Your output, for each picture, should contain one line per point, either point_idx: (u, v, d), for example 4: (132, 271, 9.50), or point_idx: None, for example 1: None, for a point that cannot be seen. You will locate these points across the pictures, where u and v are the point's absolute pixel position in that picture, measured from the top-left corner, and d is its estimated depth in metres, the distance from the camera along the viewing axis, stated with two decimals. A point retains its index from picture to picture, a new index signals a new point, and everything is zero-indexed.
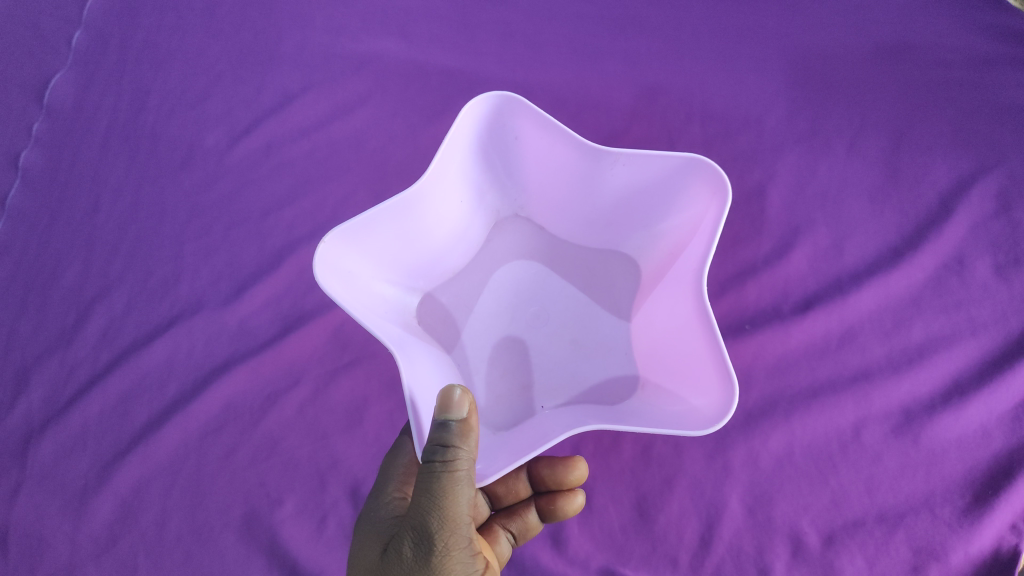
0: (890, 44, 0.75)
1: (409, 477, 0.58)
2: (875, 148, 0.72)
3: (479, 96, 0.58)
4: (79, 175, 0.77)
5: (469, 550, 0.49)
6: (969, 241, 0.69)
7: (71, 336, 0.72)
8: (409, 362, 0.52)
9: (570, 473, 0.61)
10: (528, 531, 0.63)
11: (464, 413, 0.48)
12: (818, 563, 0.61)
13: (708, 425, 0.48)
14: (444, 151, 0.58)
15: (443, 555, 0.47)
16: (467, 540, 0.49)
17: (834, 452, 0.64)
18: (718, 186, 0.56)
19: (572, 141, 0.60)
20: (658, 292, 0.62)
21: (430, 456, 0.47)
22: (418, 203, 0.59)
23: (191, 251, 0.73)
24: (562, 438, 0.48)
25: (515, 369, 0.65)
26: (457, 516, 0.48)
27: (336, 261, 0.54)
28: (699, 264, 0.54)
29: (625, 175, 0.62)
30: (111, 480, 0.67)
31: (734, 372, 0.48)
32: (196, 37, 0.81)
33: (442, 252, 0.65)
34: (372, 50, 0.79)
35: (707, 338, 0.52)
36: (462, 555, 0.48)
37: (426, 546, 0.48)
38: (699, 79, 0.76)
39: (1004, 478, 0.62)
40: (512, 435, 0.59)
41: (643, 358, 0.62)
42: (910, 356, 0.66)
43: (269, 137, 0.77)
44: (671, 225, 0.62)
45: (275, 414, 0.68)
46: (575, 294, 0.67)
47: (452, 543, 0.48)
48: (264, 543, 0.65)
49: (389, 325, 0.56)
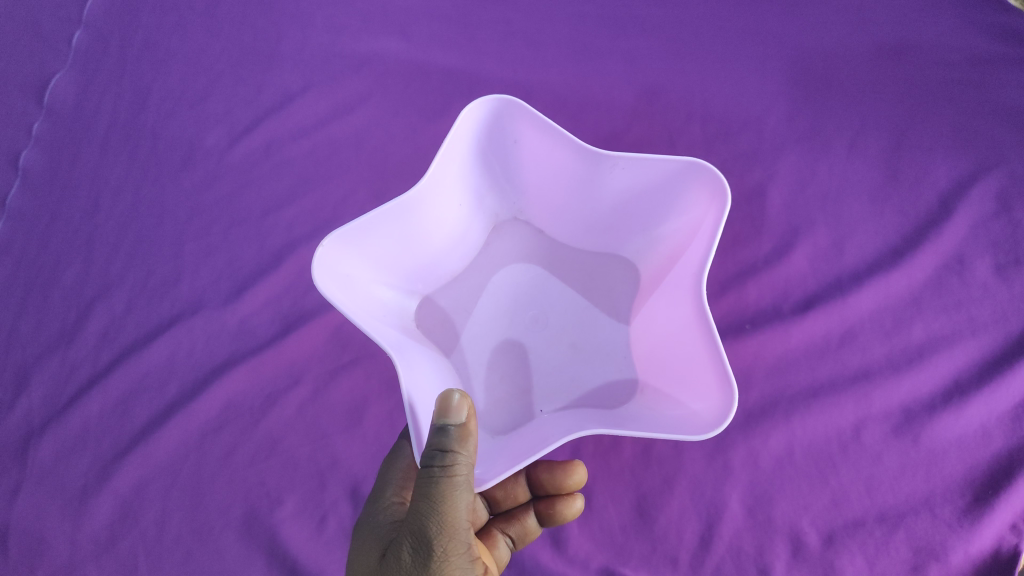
0: (890, 45, 0.75)
1: (408, 482, 0.58)
2: (875, 148, 0.72)
3: (479, 99, 0.58)
4: (79, 175, 0.77)
5: (468, 556, 0.49)
6: (969, 241, 0.69)
7: (71, 336, 0.72)
8: (408, 366, 0.52)
9: (569, 478, 0.61)
10: (527, 535, 0.63)
11: (463, 418, 0.48)
12: (818, 562, 0.61)
13: (707, 430, 0.48)
14: (443, 155, 0.58)
15: (441, 561, 0.47)
16: (466, 545, 0.48)
17: (834, 452, 0.64)
18: (718, 190, 0.56)
19: (571, 145, 0.61)
20: (657, 296, 0.62)
21: (429, 461, 0.47)
22: (417, 207, 0.59)
23: (191, 250, 0.73)
24: (562, 442, 0.48)
25: (514, 373, 0.65)
26: (456, 521, 0.48)
27: (334, 264, 0.54)
28: (698, 268, 0.54)
29: (624, 179, 0.62)
30: (111, 480, 0.67)
31: (733, 376, 0.48)
32: (196, 37, 0.81)
33: (442, 255, 0.66)
34: (372, 50, 0.79)
35: (706, 343, 0.52)
36: (461, 561, 0.48)
37: (425, 551, 0.47)
38: (699, 79, 0.76)
39: (1005, 478, 0.62)
40: (510, 439, 0.59)
41: (642, 362, 0.62)
42: (910, 356, 0.66)
43: (269, 136, 0.77)
44: (671, 229, 0.63)
45: (275, 414, 0.68)
46: (575, 297, 0.67)
47: (451, 548, 0.47)
48: (264, 543, 0.65)
49: (388, 328, 0.56)
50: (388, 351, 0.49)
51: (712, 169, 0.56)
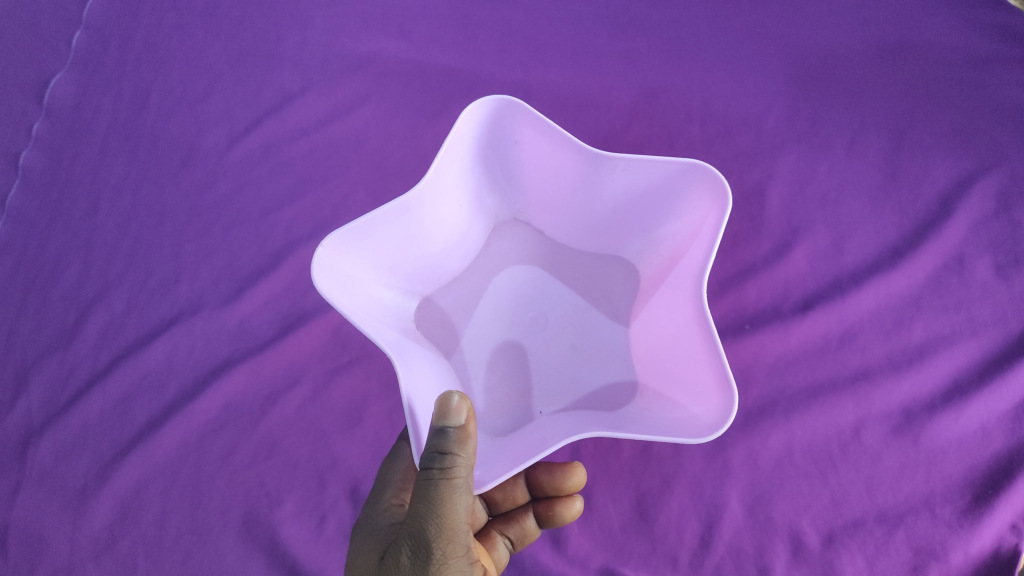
0: (890, 45, 0.75)
1: (407, 483, 0.58)
2: (875, 148, 0.72)
3: (479, 100, 0.58)
4: (79, 175, 0.77)
5: (468, 558, 0.49)
6: (969, 241, 0.69)
7: (71, 336, 0.72)
8: (408, 368, 0.52)
9: (568, 480, 0.61)
10: (526, 537, 0.63)
11: (462, 420, 0.48)
12: (818, 562, 0.61)
13: (707, 433, 0.48)
14: (444, 156, 0.58)
15: (441, 563, 0.47)
16: (465, 548, 0.48)
17: (834, 452, 0.64)
18: (719, 192, 0.56)
19: (571, 146, 0.60)
20: (657, 297, 0.62)
21: (428, 463, 0.47)
22: (417, 208, 0.59)
23: (191, 250, 0.73)
24: (562, 444, 0.48)
25: (513, 374, 0.65)
26: (456, 523, 0.48)
27: (334, 265, 0.54)
28: (698, 271, 0.54)
29: (625, 181, 0.62)
30: (111, 480, 0.67)
31: (733, 380, 0.48)
32: (196, 37, 0.81)
33: (442, 256, 0.66)
34: (372, 50, 0.79)
35: (707, 345, 0.52)
36: (460, 563, 0.48)
37: (424, 553, 0.47)
38: (699, 79, 0.76)
39: (1004, 478, 0.62)
40: (510, 441, 0.59)
41: (642, 363, 0.62)
42: (911, 356, 0.66)
43: (269, 136, 0.77)
44: (671, 230, 0.63)
45: (275, 414, 0.68)
46: (575, 299, 0.68)
47: (451, 551, 0.47)
48: (264, 542, 0.65)
49: (388, 330, 0.56)
50: (389, 353, 0.49)
51: (714, 171, 0.56)
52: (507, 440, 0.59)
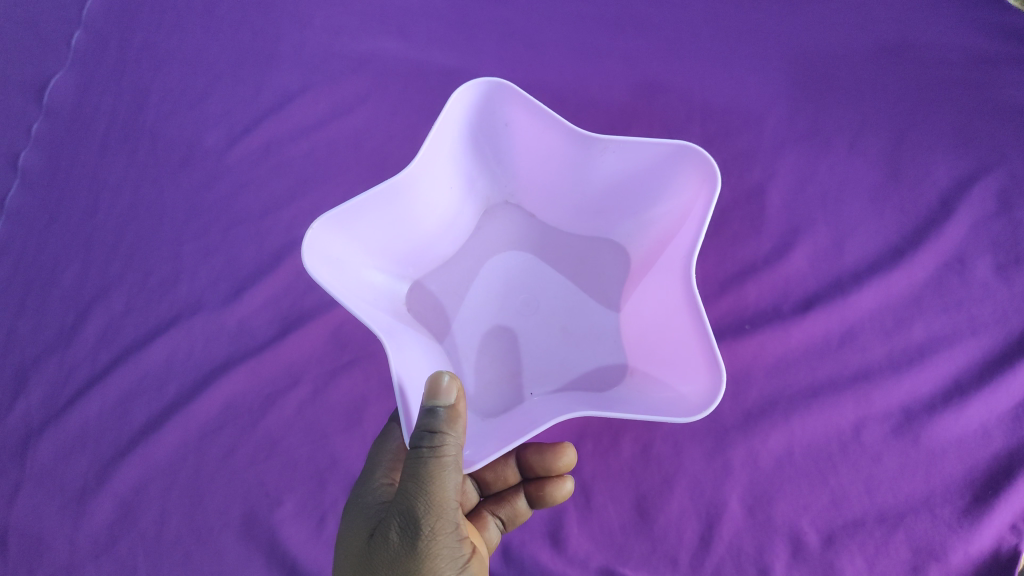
0: (888, 43, 0.75)
1: (397, 464, 0.58)
2: (874, 148, 0.72)
3: (469, 82, 0.58)
4: (80, 173, 0.77)
5: (456, 535, 0.49)
6: (969, 241, 0.69)
7: (71, 336, 0.72)
8: (397, 348, 0.51)
9: (559, 460, 0.61)
10: (517, 517, 0.63)
11: (452, 400, 0.49)
12: (819, 563, 0.61)
13: (694, 412, 0.48)
14: (433, 137, 0.58)
15: (429, 539, 0.47)
16: (454, 524, 0.49)
17: (834, 452, 0.64)
18: (708, 173, 0.55)
19: (561, 128, 0.60)
20: (648, 278, 0.62)
21: (418, 441, 0.47)
22: (406, 189, 0.59)
23: (191, 251, 0.73)
24: (551, 424, 0.48)
25: (504, 356, 0.65)
26: (445, 501, 0.48)
27: (325, 248, 0.54)
28: (686, 252, 0.54)
29: (615, 162, 0.62)
30: (110, 481, 0.67)
31: (721, 360, 0.48)
32: (195, 36, 0.81)
33: (432, 239, 0.66)
34: (371, 50, 0.79)
35: (695, 325, 0.51)
36: (448, 540, 0.48)
37: (413, 530, 0.47)
38: (699, 78, 0.76)
39: (1004, 478, 0.62)
40: (500, 422, 0.59)
41: (631, 345, 0.62)
42: (911, 356, 0.66)
43: (269, 137, 0.77)
44: (662, 212, 0.62)
45: (275, 414, 0.68)
46: (566, 282, 0.67)
47: (439, 527, 0.48)
48: (263, 542, 0.65)
49: (378, 312, 0.56)
50: (377, 333, 0.49)
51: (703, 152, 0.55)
52: (497, 421, 0.59)
